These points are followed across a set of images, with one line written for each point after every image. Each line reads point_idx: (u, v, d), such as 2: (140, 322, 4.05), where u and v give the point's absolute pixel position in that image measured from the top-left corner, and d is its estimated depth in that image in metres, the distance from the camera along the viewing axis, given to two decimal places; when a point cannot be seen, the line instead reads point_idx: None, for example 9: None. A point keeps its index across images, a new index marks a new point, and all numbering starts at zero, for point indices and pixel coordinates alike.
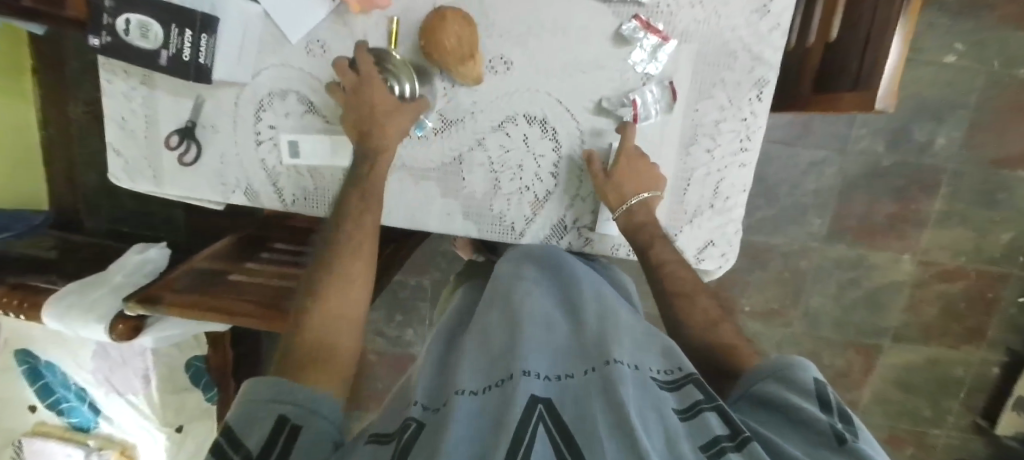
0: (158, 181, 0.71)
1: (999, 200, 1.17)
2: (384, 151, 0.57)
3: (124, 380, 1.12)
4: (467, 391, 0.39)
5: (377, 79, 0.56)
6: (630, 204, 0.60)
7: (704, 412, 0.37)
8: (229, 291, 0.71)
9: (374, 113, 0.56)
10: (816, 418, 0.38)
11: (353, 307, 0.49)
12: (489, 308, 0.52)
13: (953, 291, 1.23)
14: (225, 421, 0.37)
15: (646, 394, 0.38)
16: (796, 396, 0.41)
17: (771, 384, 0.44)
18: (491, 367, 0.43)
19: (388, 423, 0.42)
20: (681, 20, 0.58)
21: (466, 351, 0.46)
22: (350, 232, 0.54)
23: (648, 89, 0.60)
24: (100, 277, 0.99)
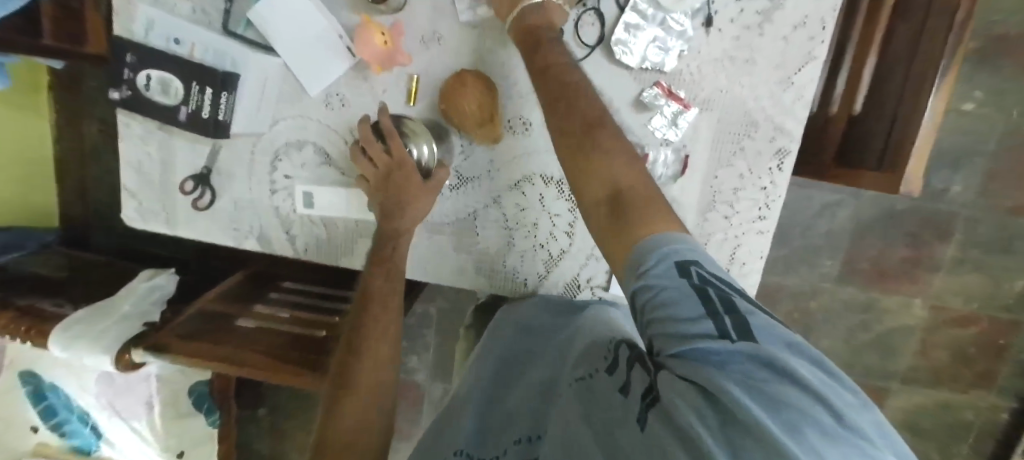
0: (171, 223, 0.71)
1: (1014, 247, 1.16)
2: (406, 226, 0.56)
3: (128, 406, 1.12)
4: (464, 452, 0.51)
5: (401, 143, 0.55)
6: (523, 8, 0.52)
7: (632, 381, 0.39)
8: (239, 340, 0.71)
9: (402, 193, 0.54)
10: (704, 320, 0.33)
11: (381, 391, 0.53)
12: (483, 360, 0.61)
13: (965, 336, 1.22)
14: None
15: (597, 400, 0.41)
16: (676, 290, 0.35)
17: (652, 274, 0.37)
18: (486, 430, 0.53)
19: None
20: (703, 88, 0.58)
21: (462, 414, 0.54)
22: (375, 314, 0.55)
23: (664, 153, 0.60)
24: (110, 306, 0.98)
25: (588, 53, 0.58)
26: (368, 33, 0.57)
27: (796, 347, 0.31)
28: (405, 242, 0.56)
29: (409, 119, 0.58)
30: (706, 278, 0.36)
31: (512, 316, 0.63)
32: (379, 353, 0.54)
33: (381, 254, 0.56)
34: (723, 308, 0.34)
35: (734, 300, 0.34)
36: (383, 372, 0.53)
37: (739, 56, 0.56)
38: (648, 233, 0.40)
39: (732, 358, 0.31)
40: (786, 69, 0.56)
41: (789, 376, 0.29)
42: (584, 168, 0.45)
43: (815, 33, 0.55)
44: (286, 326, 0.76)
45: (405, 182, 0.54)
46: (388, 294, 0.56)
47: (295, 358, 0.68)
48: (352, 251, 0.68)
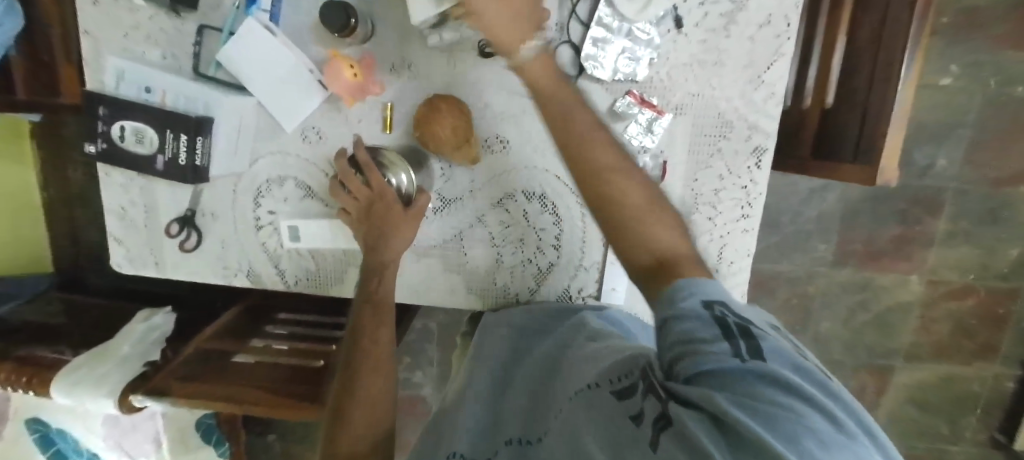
0: (160, 267, 0.71)
1: (1003, 217, 1.16)
2: (393, 255, 0.56)
3: (136, 444, 1.12)
4: (458, 454, 0.48)
5: (379, 174, 0.55)
6: (522, 57, 0.48)
7: (646, 408, 0.35)
8: (236, 378, 0.71)
9: (384, 225, 0.55)
10: (721, 342, 0.34)
11: (379, 420, 0.53)
12: (477, 367, 0.59)
13: (963, 309, 1.22)
14: None
15: (605, 420, 0.37)
16: (700, 317, 0.37)
17: (681, 305, 0.39)
18: (482, 438, 0.50)
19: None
20: (675, 93, 0.58)
21: (457, 426, 0.52)
22: (367, 348, 0.55)
23: (642, 160, 0.60)
24: (108, 347, 0.99)
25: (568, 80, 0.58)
26: (338, 67, 0.58)
27: (803, 370, 0.32)
28: (391, 274, 0.57)
29: (385, 149, 0.58)
30: (728, 313, 0.37)
31: (503, 318, 0.62)
32: (376, 386, 0.53)
33: (367, 290, 0.57)
34: (740, 334, 0.35)
35: (751, 328, 0.36)
36: (382, 402, 0.53)
37: (708, 59, 0.57)
38: (677, 279, 0.41)
39: (743, 376, 0.32)
40: (755, 67, 0.57)
41: (794, 392, 0.30)
42: (627, 231, 0.45)
43: (781, 31, 0.55)
44: (283, 359, 0.77)
45: (388, 214, 0.55)
46: (378, 325, 0.56)
47: (295, 393, 0.68)
48: (342, 280, 0.69)
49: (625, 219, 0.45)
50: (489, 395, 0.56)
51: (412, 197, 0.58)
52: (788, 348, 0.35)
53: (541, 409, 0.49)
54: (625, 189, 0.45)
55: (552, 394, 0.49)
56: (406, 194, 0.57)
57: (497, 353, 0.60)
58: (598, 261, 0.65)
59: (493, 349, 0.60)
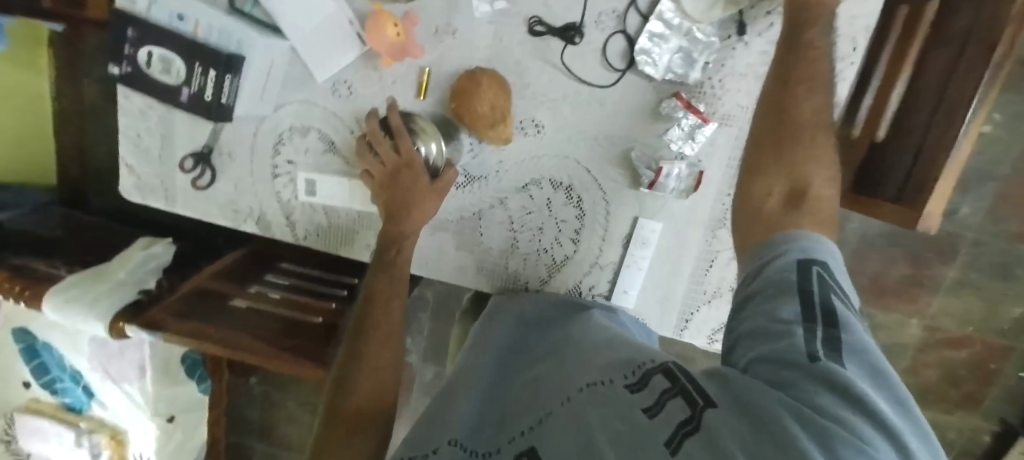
0: (170, 201, 0.69)
1: (1014, 274, 1.15)
2: (413, 226, 0.56)
3: (120, 369, 1.11)
4: (459, 444, 0.45)
5: (408, 142, 0.54)
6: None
7: (667, 406, 0.36)
8: (232, 322, 0.70)
9: (407, 197, 0.54)
10: (797, 325, 0.36)
11: (381, 389, 0.53)
12: (482, 351, 0.57)
13: (956, 358, 1.22)
14: None
15: (614, 405, 0.38)
16: (782, 291, 0.38)
17: (770, 272, 0.40)
18: (480, 430, 0.47)
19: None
20: (724, 103, 0.56)
21: (453, 413, 0.49)
22: (376, 321, 0.54)
23: (677, 167, 0.57)
24: (102, 272, 0.97)
25: (618, 77, 0.57)
26: (380, 25, 0.55)
27: (879, 378, 0.33)
28: (409, 246, 0.57)
29: (416, 118, 0.56)
30: (825, 281, 0.38)
31: (507, 307, 0.62)
32: (382, 357, 0.53)
33: (387, 259, 0.56)
34: (821, 317, 0.36)
35: (835, 307, 0.37)
36: (381, 372, 0.53)
37: (765, 72, 0.54)
38: (795, 228, 0.42)
39: (805, 379, 0.33)
40: None
41: (862, 406, 0.31)
42: (789, 148, 0.45)
43: (846, 55, 0.53)
44: (278, 310, 0.76)
45: (411, 187, 0.54)
46: (390, 296, 0.56)
47: (289, 346, 0.68)
48: (353, 242, 0.68)
49: (793, 140, 0.46)
50: (489, 383, 0.54)
51: (438, 169, 0.57)
52: (869, 340, 0.36)
53: (545, 392, 0.47)
54: (809, 106, 0.46)
55: (558, 377, 0.48)
56: (433, 169, 0.56)
57: (501, 337, 0.59)
58: (615, 262, 0.63)
59: (497, 333, 0.60)
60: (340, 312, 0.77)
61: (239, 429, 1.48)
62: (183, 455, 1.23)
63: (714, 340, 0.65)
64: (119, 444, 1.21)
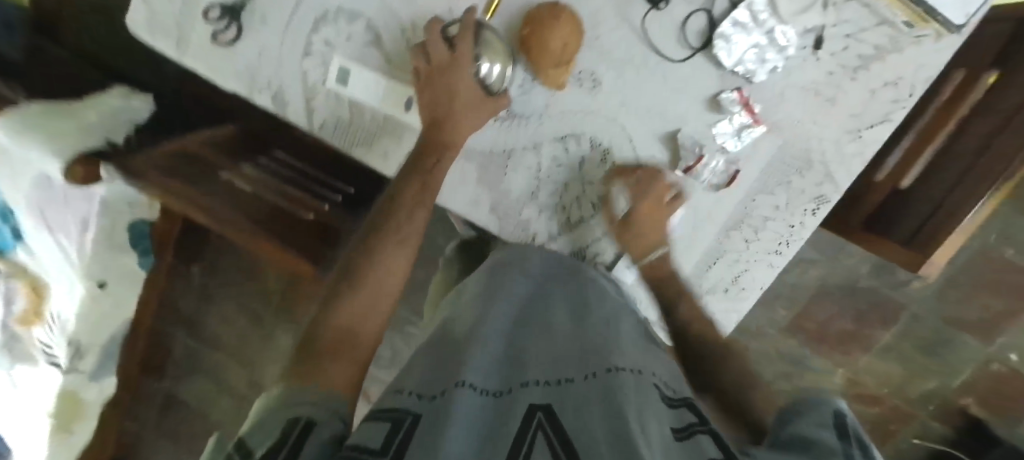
0: (180, 47, 0.62)
1: (937, 352, 1.22)
2: (455, 141, 0.57)
3: (60, 218, 0.98)
4: (468, 386, 0.43)
5: (469, 52, 0.55)
6: (652, 256, 0.62)
7: (697, 439, 0.39)
8: (225, 194, 0.66)
9: (453, 107, 0.56)
10: (834, 444, 0.39)
11: (382, 297, 0.51)
12: (495, 298, 0.58)
13: (864, 414, 1.29)
14: (240, 435, 0.38)
15: (650, 406, 0.41)
16: (816, 420, 0.44)
17: (797, 420, 0.45)
18: (494, 374, 0.47)
19: (391, 402, 0.45)
20: (779, 112, 0.57)
21: (472, 349, 0.49)
22: (388, 240, 0.54)
23: (715, 160, 0.59)
24: (72, 110, 0.90)
25: (689, 55, 0.56)
26: None
27: None
28: (447, 162, 0.57)
29: (491, 29, 0.55)
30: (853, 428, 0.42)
31: (524, 258, 0.62)
32: (394, 268, 0.53)
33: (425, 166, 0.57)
34: (849, 442, 0.40)
35: (861, 443, 0.40)
36: (389, 281, 0.52)
37: (825, 92, 0.56)
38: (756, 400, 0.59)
39: None
40: (861, 120, 0.56)
41: None
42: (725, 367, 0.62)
43: (902, 97, 0.55)
44: (270, 193, 0.72)
45: (454, 97, 0.55)
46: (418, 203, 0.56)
47: (279, 232, 0.65)
48: (370, 146, 0.64)
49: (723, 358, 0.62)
50: (502, 325, 0.55)
51: (493, 92, 0.57)
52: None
53: (562, 356, 0.49)
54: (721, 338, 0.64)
55: (573, 346, 0.50)
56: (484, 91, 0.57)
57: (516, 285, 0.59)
58: None
59: (512, 286, 0.59)
60: (333, 213, 0.75)
61: (169, 317, 1.40)
62: (108, 322, 1.15)
63: None
64: (37, 296, 1.10)
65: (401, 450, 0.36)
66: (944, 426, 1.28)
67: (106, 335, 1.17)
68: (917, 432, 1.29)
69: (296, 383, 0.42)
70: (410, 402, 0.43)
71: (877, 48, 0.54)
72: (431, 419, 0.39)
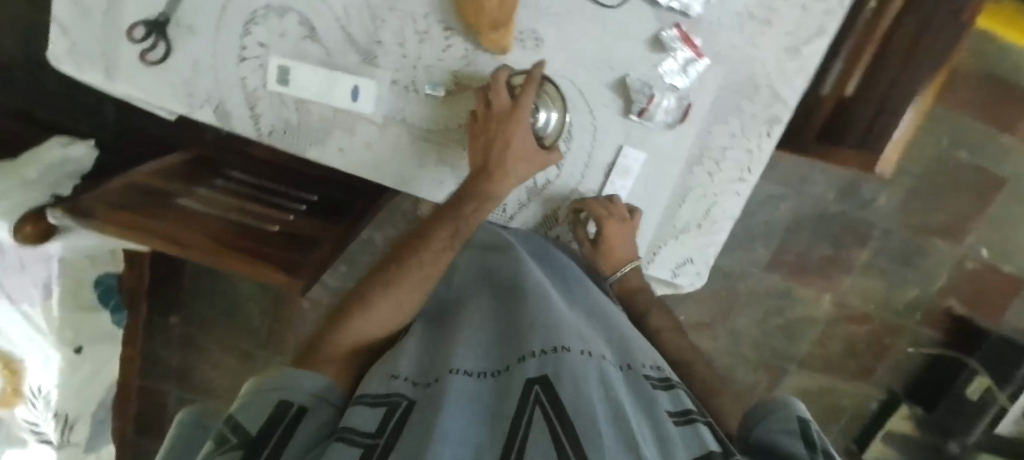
0: (109, 75, 0.60)
1: (913, 261, 1.27)
2: (496, 192, 0.57)
3: (19, 286, 0.93)
4: (462, 372, 0.45)
5: (531, 106, 0.56)
6: (622, 271, 0.67)
7: (692, 428, 0.43)
8: (184, 220, 0.64)
9: (507, 154, 0.56)
10: (802, 452, 0.42)
11: (394, 321, 0.58)
12: (483, 289, 0.59)
13: (856, 333, 1.33)
14: (230, 412, 0.43)
15: (644, 397, 0.44)
16: (780, 424, 0.46)
17: (763, 427, 0.48)
18: (488, 355, 0.48)
19: (377, 383, 0.47)
20: (719, 41, 0.58)
21: (467, 341, 0.50)
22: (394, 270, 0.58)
23: (667, 99, 0.59)
24: (9, 168, 0.85)
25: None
26: None
27: None
28: (489, 207, 0.58)
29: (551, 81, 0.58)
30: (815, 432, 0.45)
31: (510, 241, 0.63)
32: (406, 286, 0.57)
33: (462, 214, 0.57)
34: (813, 447, 0.42)
35: (823, 445, 0.43)
36: (399, 311, 0.58)
37: (759, 14, 0.57)
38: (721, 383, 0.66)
39: None
40: (796, 37, 0.58)
41: None
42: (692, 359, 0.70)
43: (830, 8, 0.57)
44: (233, 216, 0.70)
45: (510, 143, 0.56)
46: (444, 246, 0.58)
47: (245, 247, 0.63)
48: (324, 143, 0.63)
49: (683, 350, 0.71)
50: (489, 313, 0.55)
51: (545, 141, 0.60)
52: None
53: (555, 321, 0.48)
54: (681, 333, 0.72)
55: (566, 318, 0.50)
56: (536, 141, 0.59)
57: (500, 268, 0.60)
58: (595, 190, 0.64)
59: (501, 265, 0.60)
60: (299, 223, 0.73)
61: (153, 371, 1.35)
62: (91, 387, 1.10)
63: (676, 274, 0.67)
64: (12, 373, 1.02)
65: (395, 434, 0.39)
66: (933, 333, 1.33)
67: (95, 402, 1.12)
68: (908, 341, 1.33)
69: (274, 371, 0.49)
70: (404, 386, 0.46)
71: None
72: (424, 406, 0.42)
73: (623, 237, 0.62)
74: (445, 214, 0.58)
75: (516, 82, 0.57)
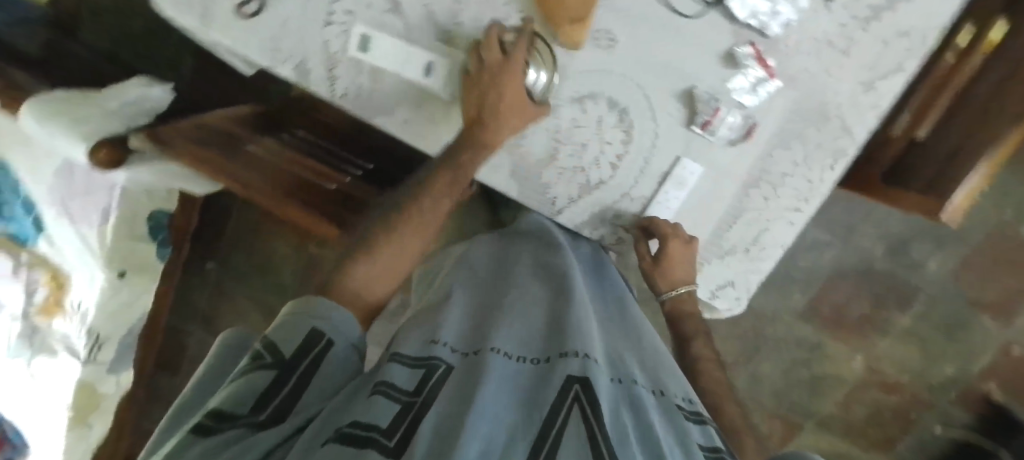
0: (204, 21, 0.62)
1: (957, 336, 1.19)
2: (489, 139, 0.59)
3: (83, 210, 1.00)
4: (501, 352, 0.49)
5: (521, 62, 0.57)
6: (679, 291, 0.68)
7: None
8: (252, 164, 0.68)
9: (498, 106, 0.57)
10: None
11: (400, 265, 0.64)
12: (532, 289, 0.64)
13: (884, 401, 1.26)
14: (265, 334, 0.52)
15: (674, 425, 0.46)
16: None
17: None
18: (533, 350, 0.52)
19: (418, 349, 0.52)
20: (794, 64, 0.57)
21: (513, 329, 0.54)
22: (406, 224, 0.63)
23: (733, 116, 0.59)
24: (93, 97, 0.92)
25: (705, 11, 0.56)
26: None
27: None
28: (481, 156, 0.60)
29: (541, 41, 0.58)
30: None
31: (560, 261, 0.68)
32: (414, 236, 0.64)
33: (458, 161, 0.60)
34: None
35: None
36: (404, 252, 0.63)
37: (839, 43, 0.56)
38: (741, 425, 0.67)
39: None
40: (874, 71, 0.57)
41: None
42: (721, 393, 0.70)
43: (913, 47, 0.56)
44: (293, 168, 0.73)
45: (500, 93, 0.57)
46: (444, 193, 0.63)
47: (301, 199, 0.66)
48: (390, 114, 0.67)
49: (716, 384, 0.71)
50: (534, 311, 0.59)
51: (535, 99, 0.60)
52: None
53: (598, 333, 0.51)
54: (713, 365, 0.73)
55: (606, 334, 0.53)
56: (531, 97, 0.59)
57: (554, 272, 0.67)
58: (646, 197, 0.64)
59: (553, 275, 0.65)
60: (354, 185, 0.76)
61: (184, 313, 1.41)
62: (124, 314, 1.16)
63: (715, 295, 0.68)
64: (57, 286, 1.11)
65: (432, 396, 0.43)
66: (967, 414, 1.24)
67: (124, 327, 1.17)
68: (939, 420, 1.25)
69: (308, 297, 0.57)
70: (443, 352, 0.51)
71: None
72: (462, 375, 0.47)
73: (684, 260, 0.64)
74: (444, 160, 0.61)
75: (508, 38, 0.57)
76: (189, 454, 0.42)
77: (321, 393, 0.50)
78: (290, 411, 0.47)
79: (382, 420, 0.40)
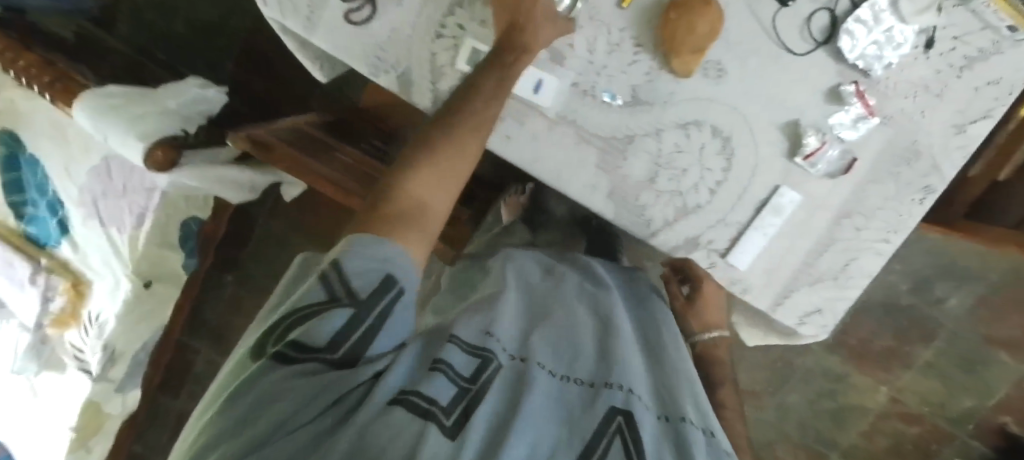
0: (310, 25, 0.64)
1: (976, 371, 1.23)
2: (534, 43, 0.56)
3: (113, 211, 0.94)
4: (544, 366, 0.44)
5: None
6: (709, 335, 0.70)
7: None
8: (339, 165, 0.67)
9: (534, 9, 0.55)
10: None
11: (456, 170, 0.49)
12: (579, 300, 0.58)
13: (905, 433, 1.30)
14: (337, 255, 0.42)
15: None
16: None
17: None
18: (586, 365, 0.47)
19: (469, 330, 0.45)
20: (891, 105, 0.61)
21: (580, 340, 0.50)
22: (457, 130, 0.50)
23: (833, 149, 0.62)
24: (149, 95, 0.88)
25: (812, 48, 0.60)
26: None
27: None
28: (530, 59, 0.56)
29: None
30: None
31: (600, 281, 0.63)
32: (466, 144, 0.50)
33: (503, 61, 0.55)
34: None
35: None
36: (461, 162, 0.50)
37: (934, 87, 0.60)
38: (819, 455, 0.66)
39: None
40: (965, 116, 0.60)
41: None
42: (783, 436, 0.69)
43: (1002, 95, 0.59)
44: (369, 166, 0.70)
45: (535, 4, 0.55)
46: (490, 97, 0.53)
47: None
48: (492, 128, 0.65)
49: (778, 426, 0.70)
50: (580, 320, 0.54)
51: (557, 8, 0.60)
52: None
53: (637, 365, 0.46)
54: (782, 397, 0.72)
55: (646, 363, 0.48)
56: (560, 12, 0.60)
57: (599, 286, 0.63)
58: (740, 223, 0.66)
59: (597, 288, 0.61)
60: None
61: (197, 329, 1.34)
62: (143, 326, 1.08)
63: (803, 323, 0.68)
64: (77, 295, 1.03)
65: (482, 389, 0.38)
66: (983, 447, 1.29)
67: (140, 341, 1.10)
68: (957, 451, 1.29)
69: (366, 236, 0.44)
70: (497, 346, 0.44)
71: (981, 50, 0.58)
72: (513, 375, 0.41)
73: (716, 303, 0.68)
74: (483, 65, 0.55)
75: None
76: (263, 381, 0.37)
77: (393, 339, 0.43)
78: (364, 355, 0.40)
79: (443, 397, 0.36)
